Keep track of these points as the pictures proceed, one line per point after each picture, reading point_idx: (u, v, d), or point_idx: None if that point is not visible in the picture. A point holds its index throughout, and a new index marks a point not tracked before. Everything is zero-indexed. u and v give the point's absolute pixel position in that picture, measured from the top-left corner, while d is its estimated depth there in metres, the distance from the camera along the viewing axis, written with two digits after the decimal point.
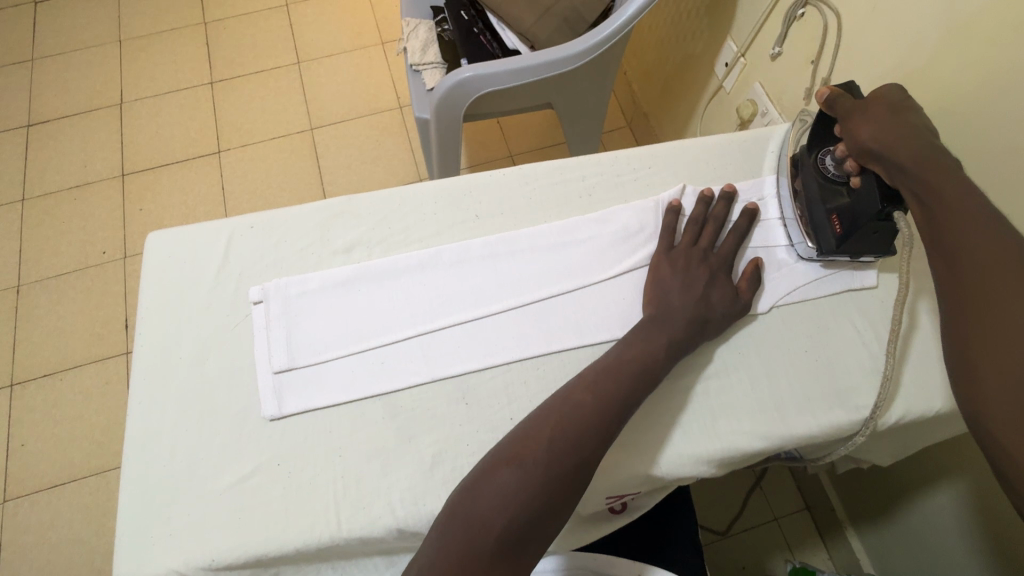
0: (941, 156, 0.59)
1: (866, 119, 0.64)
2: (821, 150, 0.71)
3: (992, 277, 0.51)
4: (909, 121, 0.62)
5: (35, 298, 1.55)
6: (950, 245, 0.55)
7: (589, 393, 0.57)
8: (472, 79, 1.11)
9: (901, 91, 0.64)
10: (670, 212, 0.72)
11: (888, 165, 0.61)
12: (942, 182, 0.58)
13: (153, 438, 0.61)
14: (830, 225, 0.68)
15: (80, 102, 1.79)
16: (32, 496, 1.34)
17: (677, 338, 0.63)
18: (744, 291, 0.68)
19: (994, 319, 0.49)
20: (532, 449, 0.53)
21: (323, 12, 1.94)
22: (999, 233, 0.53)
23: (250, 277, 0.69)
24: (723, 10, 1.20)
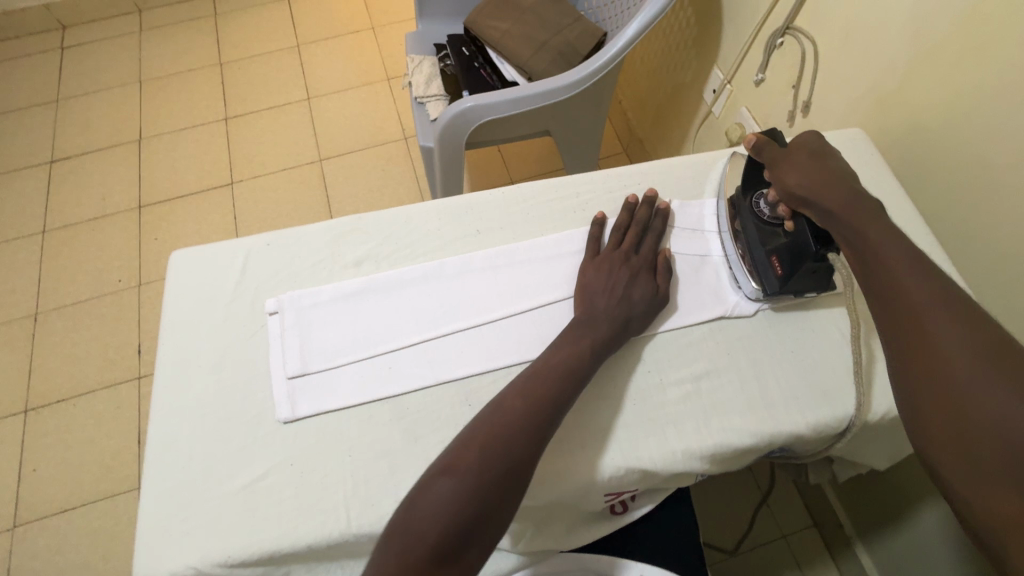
0: (863, 198, 0.63)
1: (790, 166, 0.69)
2: (755, 194, 0.75)
3: (922, 306, 0.53)
4: (827, 166, 0.67)
5: (52, 324, 1.60)
6: (878, 276, 0.58)
7: (518, 399, 0.59)
8: (473, 109, 1.18)
9: (820, 139, 0.70)
10: (597, 224, 0.77)
11: (814, 210, 0.65)
12: (865, 222, 0.61)
13: (173, 442, 0.65)
14: (772, 266, 0.71)
15: (101, 138, 1.89)
16: (41, 521, 1.36)
17: (601, 338, 0.66)
18: (662, 285, 0.72)
19: (930, 349, 0.51)
20: (464, 459, 0.55)
21: (332, 52, 2.05)
22: (920, 262, 0.56)
23: (267, 291, 0.74)
24: (709, 41, 1.28)
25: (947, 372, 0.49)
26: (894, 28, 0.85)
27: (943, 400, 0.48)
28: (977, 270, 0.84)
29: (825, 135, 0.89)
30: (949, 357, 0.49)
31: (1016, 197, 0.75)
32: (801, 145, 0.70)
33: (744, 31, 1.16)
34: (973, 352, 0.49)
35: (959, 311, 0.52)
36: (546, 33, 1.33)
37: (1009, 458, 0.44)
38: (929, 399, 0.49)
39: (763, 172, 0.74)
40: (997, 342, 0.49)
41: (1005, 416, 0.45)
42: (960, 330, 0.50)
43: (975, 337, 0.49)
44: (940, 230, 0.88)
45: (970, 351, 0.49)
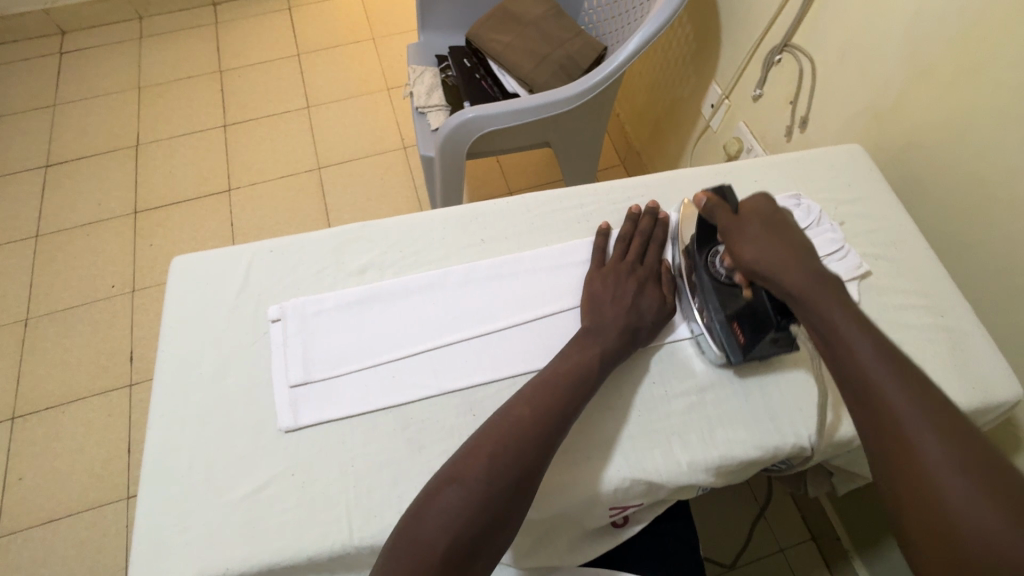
0: (824, 277, 0.61)
1: (747, 238, 0.66)
2: (710, 251, 0.71)
3: (904, 419, 0.51)
4: (785, 240, 0.65)
5: (43, 330, 1.58)
6: (851, 373, 0.55)
7: (524, 411, 0.59)
8: (474, 120, 1.19)
9: (773, 207, 0.68)
10: (602, 235, 0.77)
11: (777, 285, 0.63)
12: (830, 308, 0.59)
13: (171, 451, 0.63)
14: (734, 334, 0.67)
15: (97, 143, 1.88)
16: (25, 532, 1.33)
17: (609, 350, 0.66)
18: (668, 295, 0.73)
19: (907, 446, 0.50)
20: (473, 467, 0.55)
21: (332, 61, 2.06)
22: (895, 360, 0.54)
23: (269, 298, 0.73)
24: (708, 57, 1.30)
25: (936, 495, 0.47)
26: (890, 47, 0.87)
27: (938, 530, 0.47)
28: (973, 284, 0.85)
29: (825, 150, 0.90)
30: (938, 480, 0.48)
31: (1011, 215, 0.77)
32: (755, 211, 0.68)
33: (742, 49, 1.18)
34: (960, 474, 0.47)
35: (936, 419, 0.50)
36: (548, 46, 1.35)
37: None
38: (919, 523, 0.48)
39: (717, 239, 0.70)
40: (968, 444, 0.49)
41: (997, 544, 0.44)
42: (944, 445, 0.49)
43: (959, 452, 0.48)
44: (937, 245, 0.89)
45: (956, 469, 0.48)
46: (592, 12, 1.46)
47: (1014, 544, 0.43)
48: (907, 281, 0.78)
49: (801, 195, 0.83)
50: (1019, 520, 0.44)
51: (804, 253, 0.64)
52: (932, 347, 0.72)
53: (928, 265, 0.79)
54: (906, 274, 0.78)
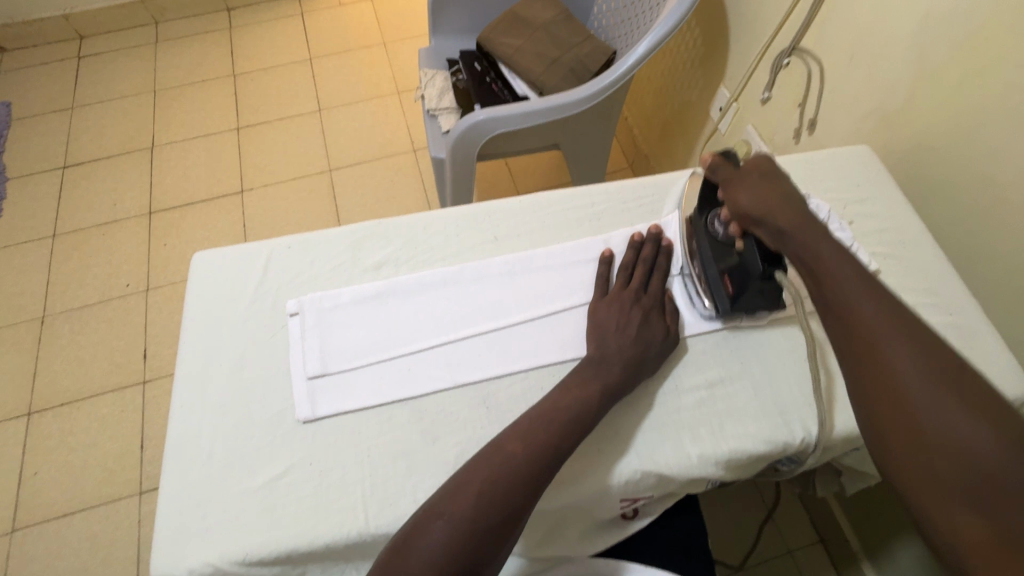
0: (812, 221, 0.65)
1: (744, 187, 0.70)
2: (710, 213, 0.76)
3: (877, 330, 0.54)
4: (780, 187, 0.69)
5: (59, 327, 1.61)
6: (830, 296, 0.58)
7: (521, 443, 0.58)
8: (486, 122, 1.21)
9: (774, 163, 0.71)
10: (604, 262, 0.75)
11: (766, 230, 0.67)
12: (826, 257, 0.61)
13: (192, 440, 0.65)
14: (724, 284, 0.72)
15: (114, 145, 1.92)
16: (40, 525, 1.35)
17: (612, 382, 0.65)
18: (672, 325, 0.72)
19: (899, 394, 0.50)
20: (461, 503, 0.54)
21: (344, 65, 2.09)
22: (885, 302, 0.55)
23: (287, 293, 0.75)
24: (716, 61, 1.32)
25: (902, 396, 0.50)
26: (899, 49, 0.88)
27: (903, 429, 0.49)
28: (981, 285, 0.85)
29: (834, 151, 0.91)
30: (905, 384, 0.50)
31: (1020, 215, 0.77)
32: (756, 165, 0.72)
33: (751, 52, 1.19)
34: (927, 378, 0.50)
35: (908, 330, 0.53)
36: (558, 50, 1.37)
37: (962, 478, 0.45)
38: (886, 423, 0.50)
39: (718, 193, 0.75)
40: (964, 387, 0.49)
41: (957, 440, 0.46)
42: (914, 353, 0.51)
43: (928, 359, 0.51)
44: (945, 245, 0.90)
45: (928, 382, 0.49)
46: (601, 16, 1.48)
47: (973, 439, 0.46)
48: (915, 280, 0.78)
49: (810, 196, 0.84)
50: (979, 419, 0.46)
51: (800, 203, 0.68)
52: None
53: (937, 265, 0.80)
54: (914, 274, 0.79)
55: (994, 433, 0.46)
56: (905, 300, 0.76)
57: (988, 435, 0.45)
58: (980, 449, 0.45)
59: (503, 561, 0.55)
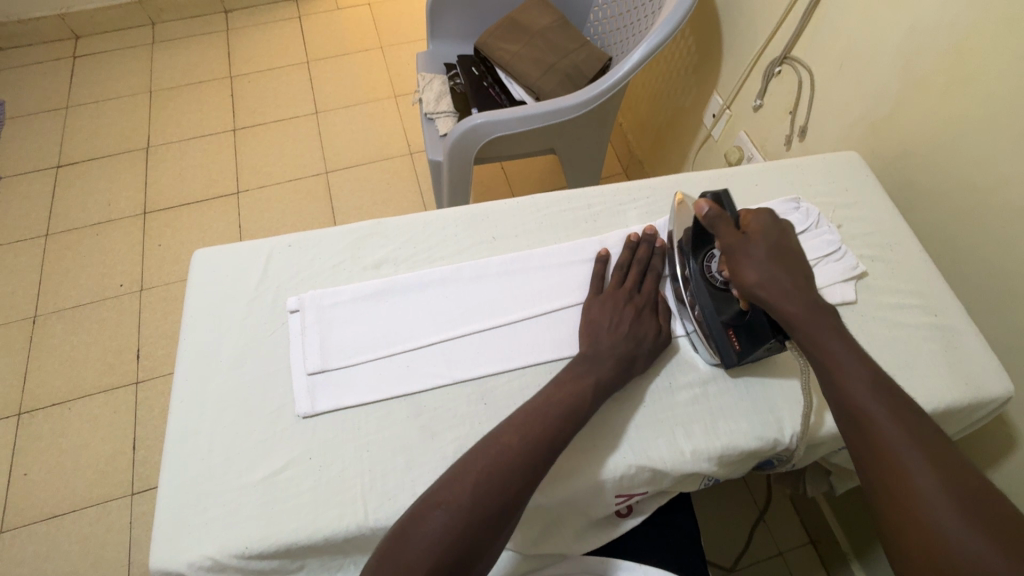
0: (821, 309, 0.63)
1: (750, 261, 0.66)
2: (706, 257, 0.71)
3: (900, 449, 0.54)
4: (785, 263, 0.66)
5: (51, 327, 1.60)
6: (848, 407, 0.58)
7: (517, 436, 0.60)
8: (483, 126, 1.22)
9: (774, 224, 0.68)
10: (599, 261, 0.78)
11: (774, 313, 0.64)
12: (830, 343, 0.61)
13: (191, 435, 0.66)
14: (731, 341, 0.69)
15: (109, 145, 1.91)
16: (30, 526, 1.34)
17: (606, 378, 0.66)
18: (664, 325, 0.74)
19: (918, 506, 0.51)
20: (457, 493, 0.55)
21: (341, 68, 2.11)
22: (895, 402, 0.57)
23: (288, 290, 0.76)
24: (710, 68, 1.34)
25: (927, 516, 0.51)
26: (886, 59, 0.91)
27: (936, 559, 0.49)
28: (965, 287, 0.88)
29: (824, 156, 0.93)
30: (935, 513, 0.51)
31: (1001, 220, 0.80)
32: (759, 232, 0.67)
33: (743, 60, 1.22)
34: (944, 492, 0.51)
35: (926, 447, 0.54)
36: (554, 56, 1.39)
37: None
38: (917, 552, 0.51)
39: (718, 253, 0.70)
40: (978, 503, 0.50)
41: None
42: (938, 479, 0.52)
43: (951, 483, 0.52)
44: (931, 249, 0.92)
45: (945, 495, 0.51)
46: (597, 23, 1.50)
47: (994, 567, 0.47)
48: (902, 283, 0.80)
49: (801, 200, 0.86)
50: (1003, 545, 0.48)
51: (804, 282, 0.66)
52: (927, 346, 0.75)
53: (923, 268, 0.82)
54: (901, 276, 0.81)
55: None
56: (892, 301, 0.78)
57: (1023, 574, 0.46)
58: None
59: (499, 552, 0.56)
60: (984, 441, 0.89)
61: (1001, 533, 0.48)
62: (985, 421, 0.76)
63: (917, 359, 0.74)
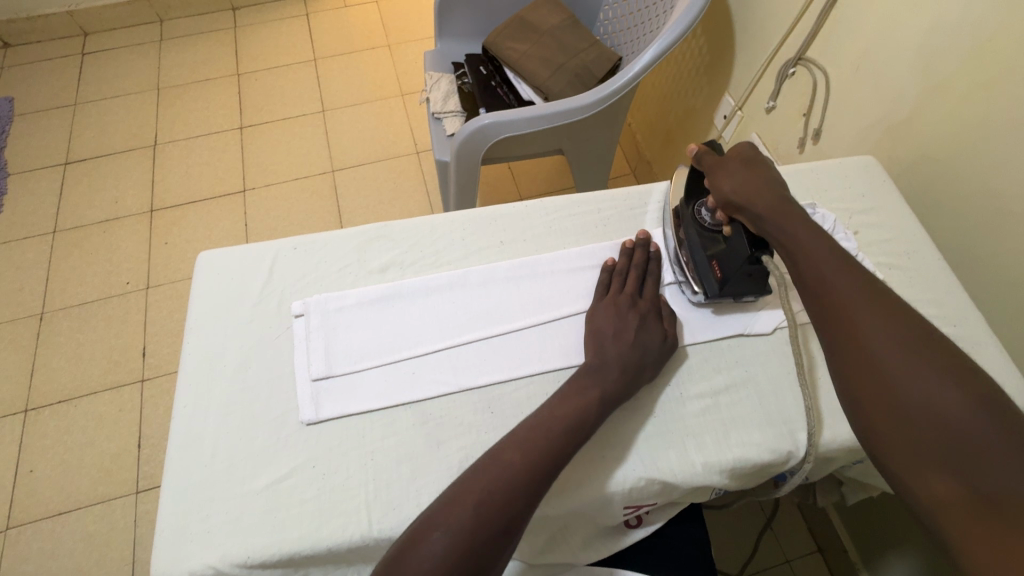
0: (790, 203, 0.66)
1: (726, 173, 0.71)
2: (697, 203, 0.77)
3: (852, 306, 0.56)
4: (760, 172, 0.70)
5: (57, 324, 1.60)
6: (808, 278, 0.60)
7: (518, 452, 0.58)
8: (491, 126, 1.21)
9: (754, 149, 0.72)
10: (603, 267, 0.76)
11: (747, 212, 0.68)
12: (793, 223, 0.64)
13: (194, 441, 0.65)
14: (711, 269, 0.73)
15: (116, 142, 1.91)
16: (35, 524, 1.34)
17: (611, 387, 0.64)
18: (670, 330, 0.71)
19: (864, 345, 0.53)
20: (457, 512, 0.53)
21: (348, 66, 2.10)
22: (848, 264, 0.59)
23: (292, 294, 0.75)
24: (721, 69, 1.32)
25: (874, 356, 0.53)
26: (905, 61, 0.89)
27: (882, 397, 0.51)
28: (984, 296, 0.86)
29: (841, 160, 0.91)
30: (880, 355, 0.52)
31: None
32: (737, 152, 0.73)
33: (756, 61, 1.20)
34: (890, 334, 0.53)
35: (879, 300, 0.55)
36: (563, 55, 1.37)
37: (941, 445, 0.47)
38: (865, 395, 0.52)
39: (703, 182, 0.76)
40: (925, 343, 0.52)
41: (928, 399, 0.49)
42: (888, 329, 0.53)
43: (900, 330, 0.53)
44: (949, 256, 0.90)
45: (892, 336, 0.53)
46: (607, 22, 1.48)
47: (934, 391, 0.49)
48: (920, 291, 0.78)
49: (816, 205, 0.84)
50: (944, 374, 0.49)
51: (779, 187, 0.69)
52: None
53: (941, 276, 0.80)
54: (919, 284, 0.79)
55: (961, 392, 0.48)
56: None
57: (958, 397, 0.48)
58: (958, 415, 0.47)
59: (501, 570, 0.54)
60: None
61: (941, 367, 0.50)
62: None
63: None
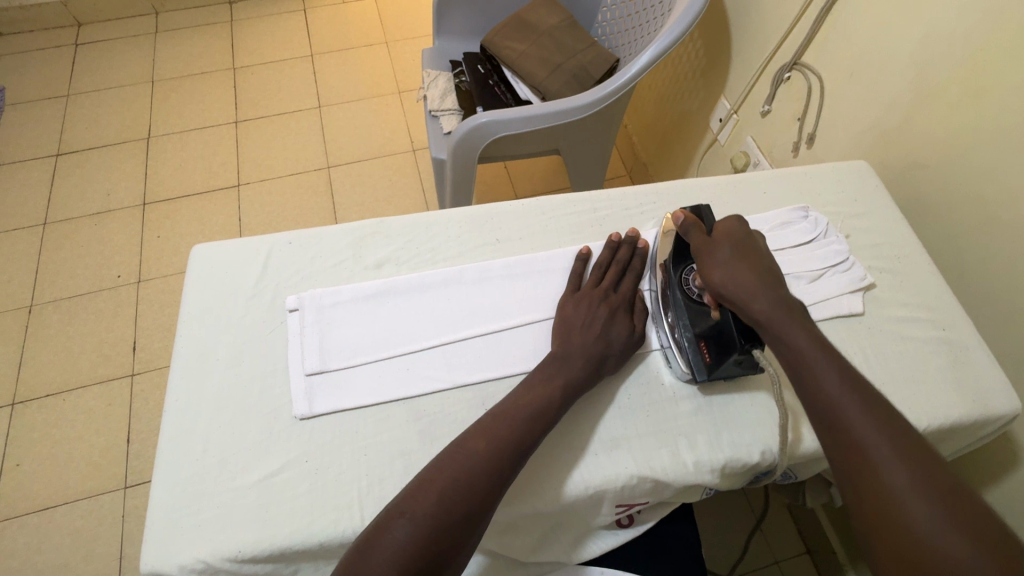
0: (789, 305, 0.61)
1: (718, 261, 0.66)
2: (684, 268, 0.72)
3: (863, 436, 0.51)
4: (754, 263, 0.65)
5: (47, 317, 1.58)
6: (814, 396, 0.55)
7: (483, 441, 0.58)
8: (488, 125, 1.21)
9: (744, 228, 0.68)
10: (580, 259, 0.77)
11: (743, 310, 0.63)
12: (794, 333, 0.59)
13: (186, 434, 0.64)
14: (700, 351, 0.68)
15: (109, 134, 1.90)
16: (21, 518, 1.32)
17: (574, 379, 0.65)
18: (638, 325, 0.72)
19: (878, 482, 0.49)
20: (422, 501, 0.54)
21: (345, 63, 2.09)
22: (857, 387, 0.54)
23: (287, 288, 0.75)
24: (718, 72, 1.33)
25: (891, 498, 0.48)
26: (899, 68, 0.90)
27: (891, 537, 0.47)
28: (973, 301, 0.87)
29: (834, 165, 0.92)
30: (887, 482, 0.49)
31: (1012, 234, 0.79)
32: (728, 235, 0.68)
33: (752, 65, 1.21)
34: (910, 475, 0.48)
35: (892, 430, 0.51)
36: (562, 56, 1.38)
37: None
38: (869, 521, 0.48)
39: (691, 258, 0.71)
40: (944, 483, 0.48)
41: (940, 541, 0.45)
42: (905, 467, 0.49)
43: (915, 468, 0.49)
44: (940, 261, 0.91)
45: (911, 479, 0.48)
46: (605, 23, 1.49)
47: (965, 553, 0.44)
48: (910, 295, 0.79)
49: (809, 208, 0.85)
50: (970, 531, 0.45)
51: (774, 282, 0.64)
52: (934, 359, 0.74)
53: (932, 280, 0.81)
54: (909, 288, 0.80)
55: (975, 536, 0.45)
56: (899, 314, 0.77)
57: (970, 543, 0.44)
58: (980, 574, 0.43)
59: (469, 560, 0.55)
60: (988, 456, 0.88)
61: (951, 503, 0.46)
62: (990, 437, 0.75)
63: (924, 373, 0.73)
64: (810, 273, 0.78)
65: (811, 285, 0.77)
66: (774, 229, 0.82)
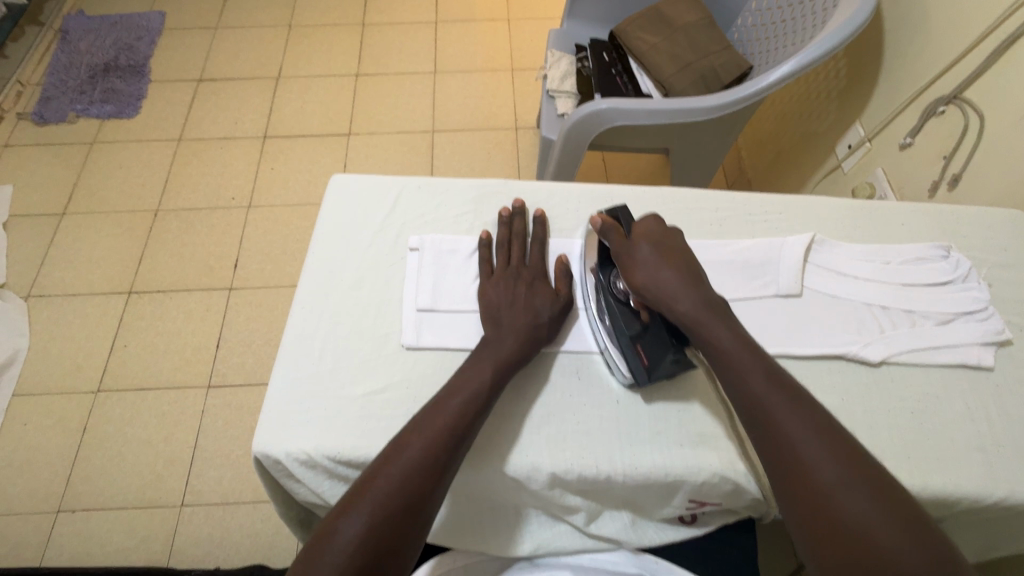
0: (711, 304, 0.64)
1: (639, 265, 0.68)
2: (610, 272, 0.71)
3: (792, 433, 0.54)
4: (671, 262, 0.68)
5: (167, 222, 1.76)
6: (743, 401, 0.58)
7: (415, 435, 0.57)
8: (606, 112, 1.20)
9: (659, 226, 0.71)
10: (483, 245, 0.76)
11: (670, 313, 0.65)
12: (716, 329, 0.62)
13: (304, 340, 0.70)
14: (638, 357, 0.67)
15: (245, 69, 2.06)
16: (120, 393, 1.49)
17: (506, 353, 0.65)
18: (563, 289, 0.73)
19: (809, 479, 0.51)
20: (357, 496, 0.53)
21: (466, 34, 2.15)
22: (778, 379, 0.58)
23: (411, 228, 0.80)
24: (858, 95, 1.26)
25: (821, 493, 0.50)
26: None
27: (830, 535, 0.49)
28: None
29: (983, 209, 0.86)
30: (845, 511, 0.49)
31: None
32: (646, 236, 0.70)
33: (902, 94, 1.13)
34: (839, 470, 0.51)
35: (818, 430, 0.54)
36: (692, 54, 1.35)
37: None
38: (825, 543, 0.49)
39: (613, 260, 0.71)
40: (863, 471, 0.51)
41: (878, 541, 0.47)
42: (830, 460, 0.52)
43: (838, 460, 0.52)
44: None
45: (841, 477, 0.51)
46: (743, 29, 1.44)
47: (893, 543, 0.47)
48: None
49: (950, 249, 0.80)
50: (892, 514, 0.48)
51: (692, 280, 0.67)
52: None
53: None
54: None
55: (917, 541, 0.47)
56: None
57: (900, 534, 0.47)
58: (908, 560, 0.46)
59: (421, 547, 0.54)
60: None
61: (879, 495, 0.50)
62: None
63: None
64: (940, 315, 0.74)
65: (935, 327, 0.73)
66: (907, 262, 0.78)
